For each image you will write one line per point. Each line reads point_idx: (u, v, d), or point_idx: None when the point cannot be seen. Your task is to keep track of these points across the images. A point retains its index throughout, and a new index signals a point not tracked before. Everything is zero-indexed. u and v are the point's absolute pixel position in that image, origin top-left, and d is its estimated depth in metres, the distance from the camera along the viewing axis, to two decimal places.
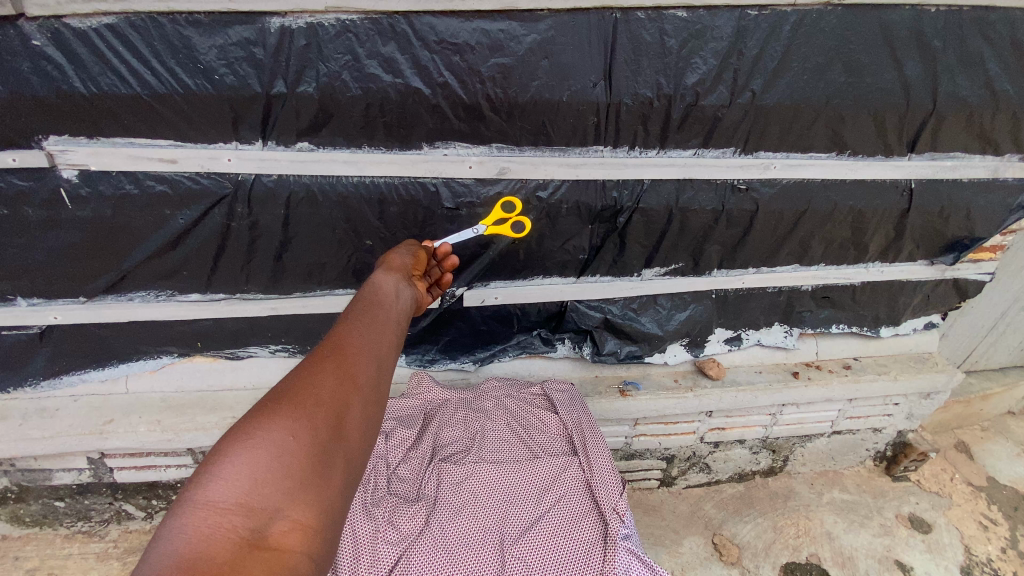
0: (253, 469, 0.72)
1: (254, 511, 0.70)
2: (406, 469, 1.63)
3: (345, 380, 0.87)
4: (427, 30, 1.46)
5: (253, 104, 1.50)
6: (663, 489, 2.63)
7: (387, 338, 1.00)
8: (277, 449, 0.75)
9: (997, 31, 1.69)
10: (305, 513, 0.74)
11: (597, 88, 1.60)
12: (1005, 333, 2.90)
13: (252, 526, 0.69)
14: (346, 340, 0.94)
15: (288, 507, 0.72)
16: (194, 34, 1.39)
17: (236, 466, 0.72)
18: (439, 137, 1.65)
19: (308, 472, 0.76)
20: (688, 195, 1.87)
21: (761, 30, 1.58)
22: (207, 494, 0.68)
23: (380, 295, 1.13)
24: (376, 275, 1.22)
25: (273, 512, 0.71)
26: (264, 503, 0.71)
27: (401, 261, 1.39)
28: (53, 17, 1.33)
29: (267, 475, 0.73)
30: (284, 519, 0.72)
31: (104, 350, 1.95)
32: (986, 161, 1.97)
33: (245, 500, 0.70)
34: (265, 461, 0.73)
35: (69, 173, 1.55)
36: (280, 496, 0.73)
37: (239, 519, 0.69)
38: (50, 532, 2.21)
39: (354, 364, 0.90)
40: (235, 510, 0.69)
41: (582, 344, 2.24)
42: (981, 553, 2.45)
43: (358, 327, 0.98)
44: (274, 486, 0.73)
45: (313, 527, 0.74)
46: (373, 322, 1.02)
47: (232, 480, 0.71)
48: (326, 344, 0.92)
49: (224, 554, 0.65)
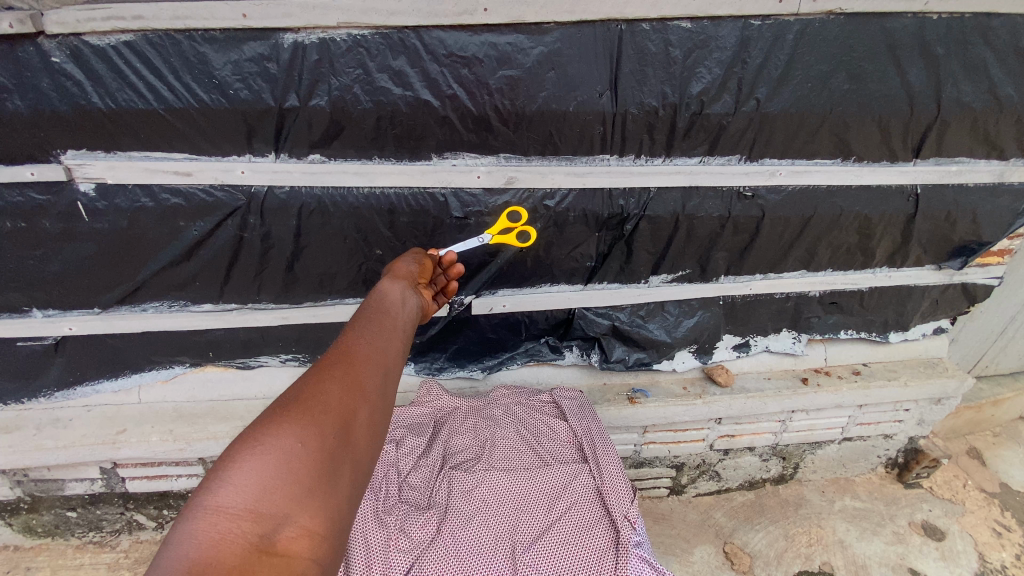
0: (261, 476, 0.73)
1: (263, 516, 0.71)
2: (417, 477, 1.63)
3: (351, 387, 0.88)
4: (437, 44, 1.50)
5: (266, 117, 1.53)
6: (673, 497, 2.61)
7: (393, 346, 1.02)
8: (286, 456, 0.76)
9: (1000, 37, 1.70)
10: (312, 519, 0.75)
11: (603, 98, 1.62)
12: (1016, 338, 2.88)
13: (261, 531, 0.70)
14: (354, 347, 0.95)
15: (296, 513, 0.73)
16: (209, 50, 1.43)
17: (245, 473, 0.73)
18: (448, 148, 1.67)
19: (315, 479, 0.77)
20: (694, 202, 1.88)
21: (765, 39, 1.60)
22: (216, 500, 0.70)
23: (388, 303, 1.14)
24: (383, 282, 1.23)
25: (282, 518, 0.72)
26: (273, 509, 0.72)
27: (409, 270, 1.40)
28: (72, 35, 1.37)
29: (275, 481, 0.74)
30: (292, 526, 0.73)
31: (117, 360, 1.97)
32: (991, 166, 1.97)
33: (253, 506, 0.71)
34: (273, 467, 0.75)
35: (86, 186, 1.58)
36: (288, 503, 0.73)
37: (249, 524, 0.70)
38: (61, 543, 2.22)
39: (362, 371, 0.91)
40: (243, 516, 0.70)
41: (590, 351, 2.25)
42: (996, 560, 2.42)
43: (365, 335, 1.00)
44: (282, 493, 0.74)
45: (321, 533, 0.75)
46: (379, 330, 1.04)
47: (242, 486, 0.72)
48: (334, 351, 0.93)
49: (233, 560, 0.67)
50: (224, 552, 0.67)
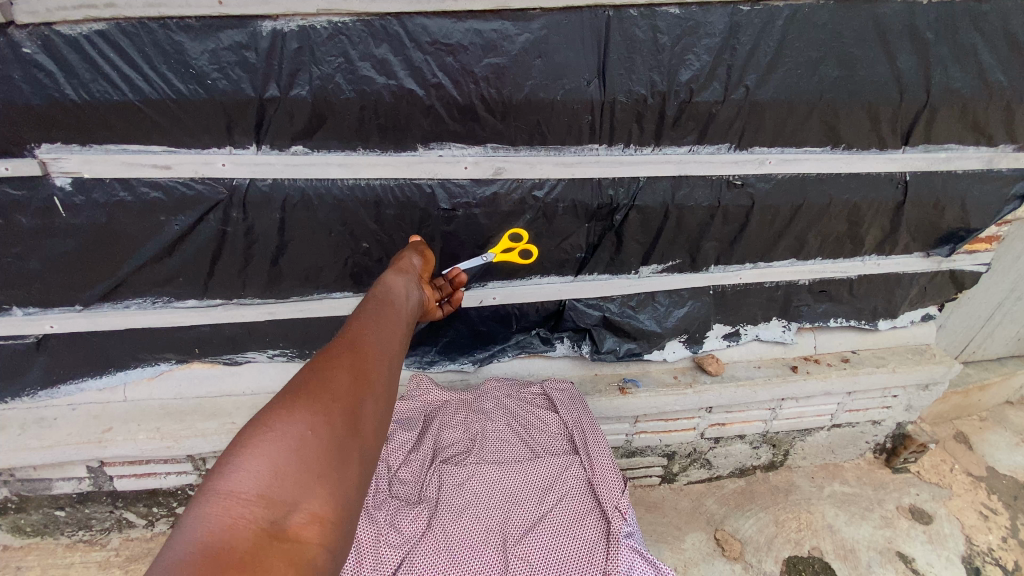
0: (272, 462, 0.72)
1: (274, 502, 0.70)
2: (407, 472, 1.62)
3: (359, 377, 0.87)
4: (420, 31, 1.46)
5: (246, 108, 1.50)
6: (664, 485, 2.63)
7: (398, 339, 1.02)
8: (295, 444, 0.75)
9: (989, 22, 1.69)
10: (322, 505, 0.73)
11: (591, 86, 1.60)
12: (1002, 323, 2.92)
13: (272, 517, 0.69)
14: (361, 338, 0.94)
15: (306, 500, 0.72)
16: (185, 39, 1.39)
17: (255, 460, 0.72)
18: (434, 138, 1.64)
19: (325, 467, 0.75)
20: (684, 192, 1.87)
21: (754, 26, 1.58)
22: (228, 485, 0.68)
23: (390, 298, 1.14)
24: (386, 278, 1.24)
25: (292, 505, 0.71)
26: (283, 495, 0.71)
27: (411, 264, 1.40)
28: (44, 25, 1.33)
29: (284, 469, 0.72)
30: (303, 512, 0.71)
31: (101, 358, 1.93)
32: (980, 152, 1.97)
33: (264, 492, 0.70)
34: (283, 454, 0.73)
35: (63, 181, 1.54)
36: (298, 489, 0.72)
37: (260, 510, 0.68)
38: (50, 542, 2.19)
39: (369, 361, 0.90)
40: (255, 502, 0.68)
41: (581, 343, 2.23)
42: (982, 543, 2.45)
43: (371, 327, 0.99)
44: (292, 479, 0.72)
45: (331, 520, 0.73)
46: (384, 323, 1.03)
47: (253, 472, 0.71)
48: (342, 342, 0.93)
49: (246, 544, 0.64)
50: (237, 536, 0.65)
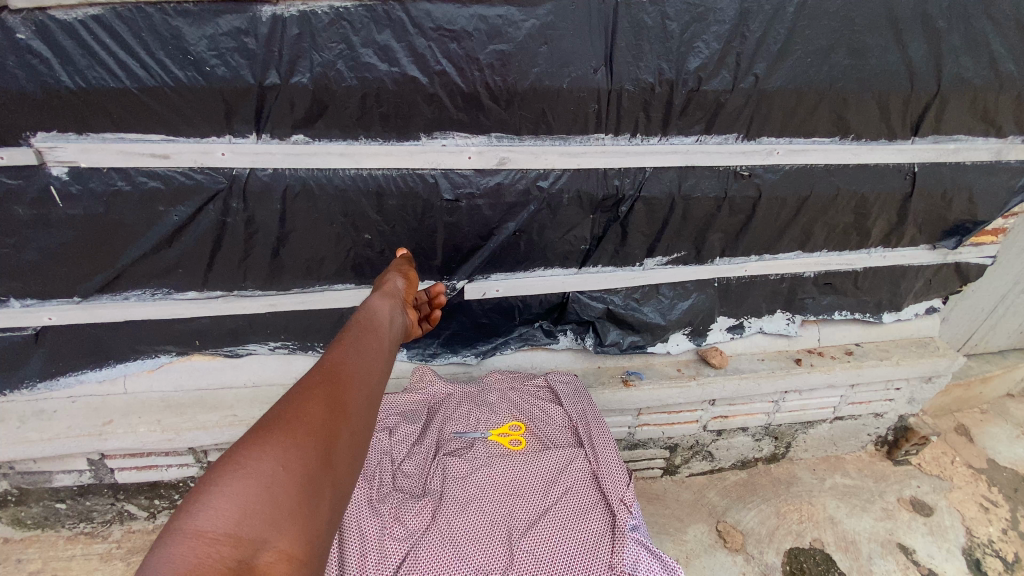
0: (242, 499, 0.69)
1: (243, 541, 0.67)
2: (410, 465, 1.61)
3: (336, 409, 0.85)
4: (424, 17, 1.43)
5: (245, 96, 1.47)
6: (666, 477, 2.62)
7: (378, 364, 1.01)
8: (267, 480, 0.72)
9: (1001, 10, 1.67)
10: (292, 544, 0.70)
11: (598, 74, 1.57)
12: (1005, 316, 2.91)
13: (240, 556, 0.65)
14: (341, 366, 0.93)
15: (276, 538, 0.69)
16: (183, 25, 1.36)
17: (225, 497, 0.69)
18: (438, 128, 1.61)
19: (296, 504, 0.73)
20: (690, 183, 1.84)
21: (764, 13, 1.56)
22: (197, 523, 0.66)
23: (375, 322, 1.13)
24: (371, 300, 1.24)
25: (261, 543, 0.67)
26: (252, 533, 0.68)
27: (395, 286, 1.38)
28: (37, 9, 1.29)
29: (256, 505, 0.70)
30: (271, 550, 0.68)
31: (101, 350, 1.91)
32: (989, 144, 1.94)
33: (233, 531, 0.67)
34: (255, 490, 0.71)
35: (59, 170, 1.51)
36: (268, 526, 0.69)
37: (228, 550, 0.65)
38: (52, 534, 2.18)
39: (346, 393, 0.88)
40: (223, 541, 0.66)
41: (584, 336, 2.22)
42: (983, 534, 2.46)
43: (352, 352, 0.98)
44: (263, 517, 0.69)
45: (299, 558, 0.70)
46: (366, 348, 1.02)
47: (222, 509, 0.68)
48: (321, 369, 0.91)
49: None
50: None
